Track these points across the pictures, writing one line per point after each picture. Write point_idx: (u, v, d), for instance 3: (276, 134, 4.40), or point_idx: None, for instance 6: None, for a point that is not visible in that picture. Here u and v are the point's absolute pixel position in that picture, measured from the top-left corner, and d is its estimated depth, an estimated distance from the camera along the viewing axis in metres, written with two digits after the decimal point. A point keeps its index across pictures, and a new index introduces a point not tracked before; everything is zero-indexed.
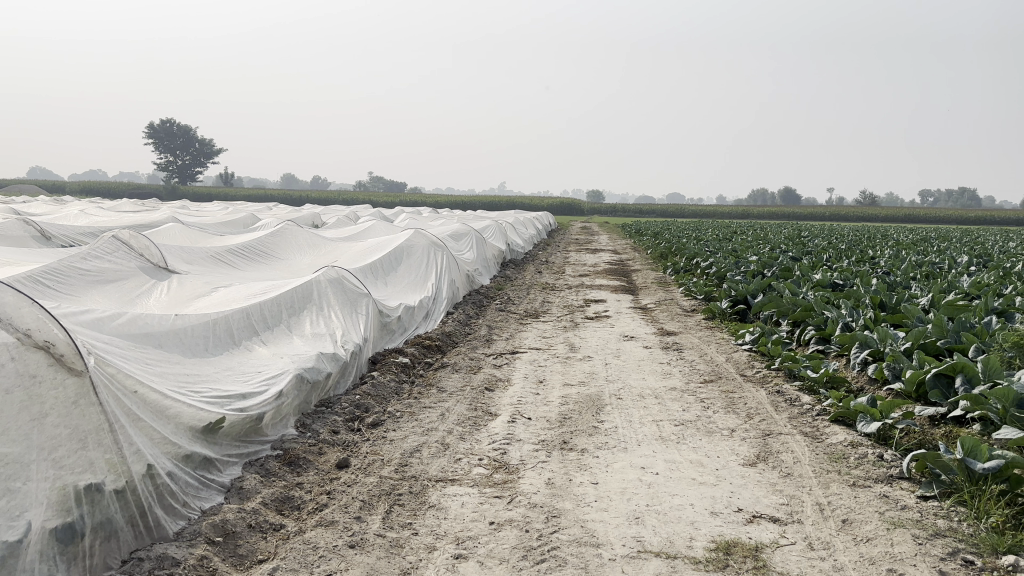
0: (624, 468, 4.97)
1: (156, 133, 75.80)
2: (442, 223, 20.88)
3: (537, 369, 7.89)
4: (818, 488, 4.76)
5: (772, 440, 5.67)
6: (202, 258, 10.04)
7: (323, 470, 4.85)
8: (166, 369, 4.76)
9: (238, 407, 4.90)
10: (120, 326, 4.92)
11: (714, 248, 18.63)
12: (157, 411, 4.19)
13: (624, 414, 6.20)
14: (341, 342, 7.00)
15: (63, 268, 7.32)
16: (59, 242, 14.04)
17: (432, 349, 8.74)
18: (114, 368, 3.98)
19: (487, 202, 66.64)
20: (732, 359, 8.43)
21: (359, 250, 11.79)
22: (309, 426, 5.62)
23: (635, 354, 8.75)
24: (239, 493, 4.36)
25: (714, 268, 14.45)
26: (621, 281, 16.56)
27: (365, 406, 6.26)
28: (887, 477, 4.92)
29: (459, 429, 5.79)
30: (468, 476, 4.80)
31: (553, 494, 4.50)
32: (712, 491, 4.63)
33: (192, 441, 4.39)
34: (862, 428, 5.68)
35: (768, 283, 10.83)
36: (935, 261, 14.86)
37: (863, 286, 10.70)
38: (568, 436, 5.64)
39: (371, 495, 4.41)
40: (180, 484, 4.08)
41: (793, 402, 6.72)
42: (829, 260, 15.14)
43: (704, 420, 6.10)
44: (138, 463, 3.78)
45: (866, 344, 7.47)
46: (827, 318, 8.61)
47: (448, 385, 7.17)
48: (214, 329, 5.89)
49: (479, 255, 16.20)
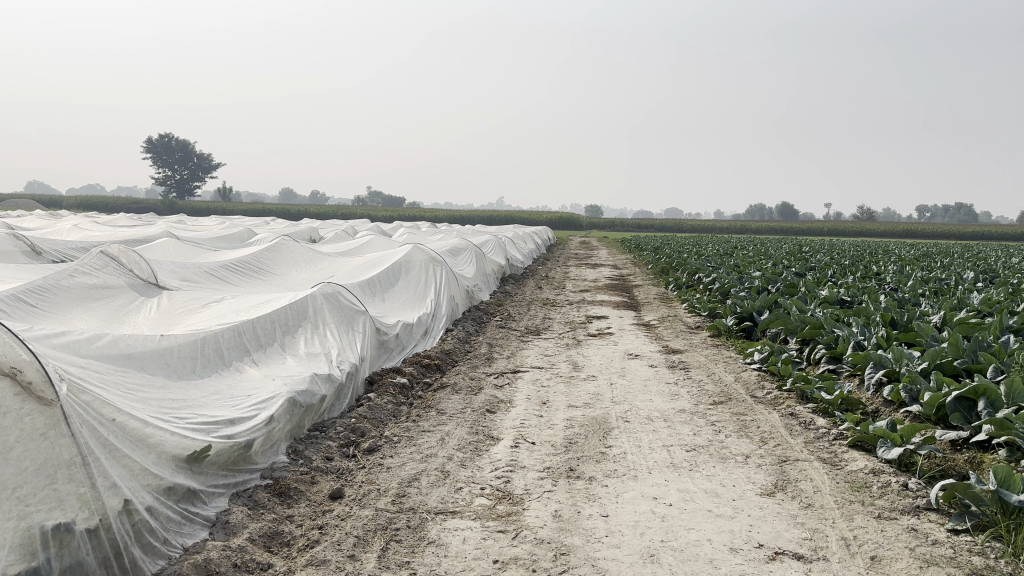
0: (635, 499, 4.68)
1: (154, 147, 75.68)
2: (442, 237, 20.65)
3: (540, 390, 7.60)
4: (842, 521, 4.48)
5: (789, 467, 5.39)
6: (195, 274, 9.78)
7: (315, 501, 4.57)
8: (148, 394, 4.48)
9: (226, 433, 4.62)
10: (99, 349, 4.65)
11: (715, 263, 18.40)
12: (138, 441, 3.91)
13: (632, 439, 5.93)
14: (336, 362, 6.72)
15: (47, 285, 7.06)
16: (52, 257, 13.69)
17: (432, 369, 8.45)
18: (89, 396, 3.72)
19: (484, 216, 66.48)
20: (741, 379, 8.16)
21: (357, 265, 11.53)
22: (301, 453, 5.33)
23: (640, 373, 8.47)
24: (225, 528, 4.07)
25: (717, 283, 14.23)
26: (623, 297, 16.29)
27: (361, 430, 5.98)
28: (914, 508, 4.64)
29: (460, 455, 5.50)
30: (470, 508, 4.51)
31: (561, 528, 4.22)
32: (730, 525, 4.34)
33: (175, 472, 4.10)
34: (883, 454, 5.41)
35: (775, 300, 10.59)
36: (942, 277, 14.64)
37: (871, 302, 10.47)
38: (574, 462, 5.35)
39: (365, 530, 4.12)
40: (161, 519, 3.78)
41: (808, 425, 6.44)
42: (833, 275, 14.92)
43: (717, 445, 5.82)
44: (114, 498, 3.49)
45: (881, 364, 7.19)
46: (837, 336, 8.35)
47: (448, 407, 6.88)
48: (203, 349, 5.62)
49: (477, 270, 15.94)
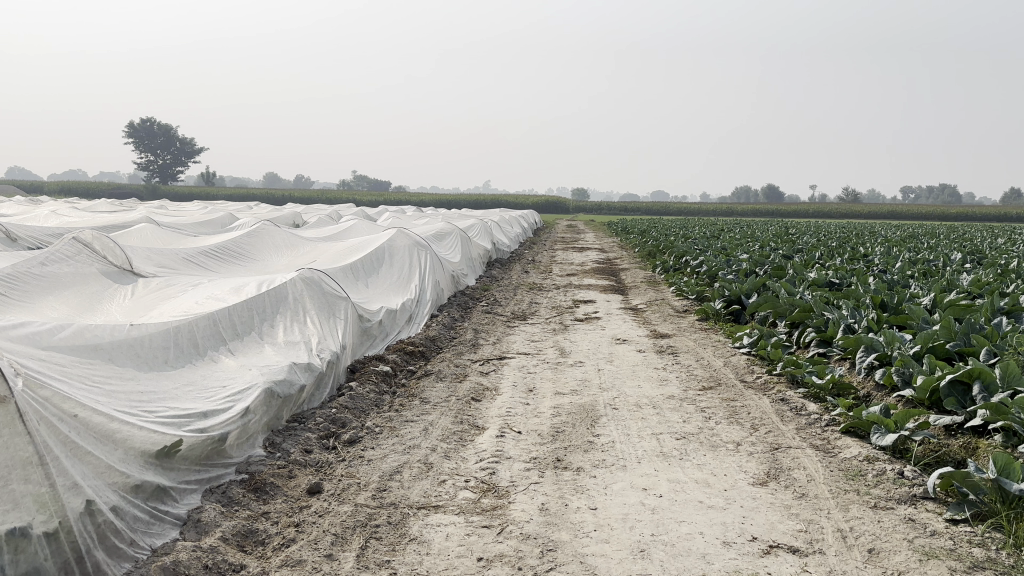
0: (624, 490, 4.53)
1: (135, 131, 74.49)
2: (427, 222, 20.36)
3: (526, 377, 7.44)
4: (836, 511, 4.35)
5: (781, 455, 5.26)
6: (173, 261, 9.52)
7: (292, 497, 4.39)
8: (116, 387, 4.28)
9: (198, 427, 4.42)
10: (63, 340, 4.43)
11: (702, 246, 18.27)
12: (103, 436, 3.71)
13: (621, 427, 5.78)
14: (316, 351, 6.52)
15: (16, 273, 6.80)
16: (27, 244, 13.29)
17: (416, 356, 8.27)
18: (49, 391, 3.52)
19: (470, 199, 66.14)
20: (730, 364, 8.02)
21: (339, 250, 11.28)
22: (279, 445, 5.14)
23: (628, 359, 8.32)
24: (197, 527, 3.88)
25: (704, 266, 14.09)
26: (610, 280, 16.12)
27: (341, 421, 5.80)
28: (910, 497, 4.52)
29: (444, 445, 5.34)
30: (454, 502, 4.34)
31: (549, 523, 4.06)
32: (722, 517, 4.20)
33: (144, 468, 3.90)
34: (877, 441, 5.30)
35: (763, 282, 10.45)
36: (929, 258, 14.57)
37: (861, 285, 10.37)
38: (561, 452, 5.20)
39: (344, 528, 3.95)
40: (127, 519, 3.59)
41: (799, 410, 6.32)
42: (821, 257, 14.82)
43: (707, 433, 5.68)
44: (76, 499, 3.29)
45: (872, 348, 7.08)
46: (827, 319, 8.23)
47: (432, 396, 6.71)
48: (176, 339, 5.41)
49: (463, 255, 15.70)
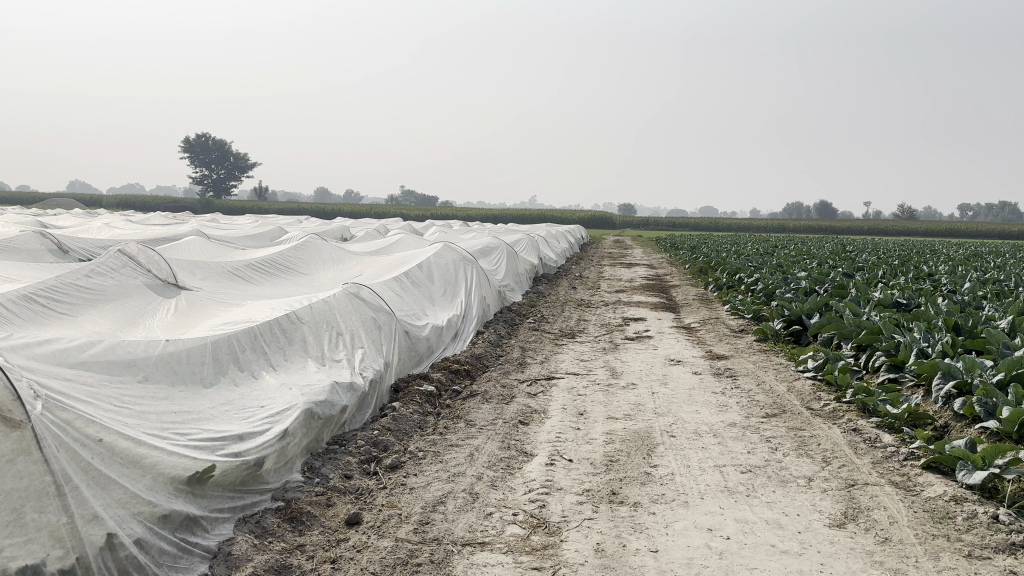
0: (687, 530, 4.15)
1: (192, 147, 76.38)
2: (476, 236, 20.13)
3: (576, 399, 7.07)
4: (926, 560, 3.90)
5: (858, 492, 4.82)
6: (218, 273, 9.42)
7: (330, 528, 4.11)
8: (147, 409, 4.07)
9: (234, 451, 4.17)
10: (94, 357, 4.25)
11: (757, 262, 17.66)
12: (130, 462, 3.49)
13: (679, 456, 5.39)
14: (358, 369, 6.26)
15: (60, 285, 6.70)
16: (79, 255, 13.37)
17: (461, 375, 7.98)
18: (70, 414, 3.32)
19: (516, 213, 65.99)
20: (795, 390, 7.53)
21: (385, 264, 11.10)
22: (318, 471, 4.88)
23: (684, 381, 7.90)
24: (227, 561, 3.61)
25: (760, 284, 13.54)
26: (662, 298, 15.63)
27: (384, 444, 5.52)
28: (1009, 546, 4.04)
29: (490, 473, 5.02)
30: (502, 538, 4.01)
31: (605, 566, 3.70)
32: (797, 564, 3.79)
33: (174, 496, 3.66)
34: (964, 479, 4.81)
35: (826, 302, 9.92)
36: (1001, 278, 13.74)
37: (931, 305, 9.77)
38: (616, 484, 4.83)
39: (383, 566, 3.65)
40: (152, 553, 3.34)
41: (874, 442, 5.84)
42: (885, 275, 14.11)
43: (775, 466, 5.26)
44: (97, 531, 3.07)
45: (950, 375, 6.52)
46: (898, 342, 7.69)
47: (478, 418, 6.39)
48: (214, 355, 5.20)
49: (509, 271, 15.43)
